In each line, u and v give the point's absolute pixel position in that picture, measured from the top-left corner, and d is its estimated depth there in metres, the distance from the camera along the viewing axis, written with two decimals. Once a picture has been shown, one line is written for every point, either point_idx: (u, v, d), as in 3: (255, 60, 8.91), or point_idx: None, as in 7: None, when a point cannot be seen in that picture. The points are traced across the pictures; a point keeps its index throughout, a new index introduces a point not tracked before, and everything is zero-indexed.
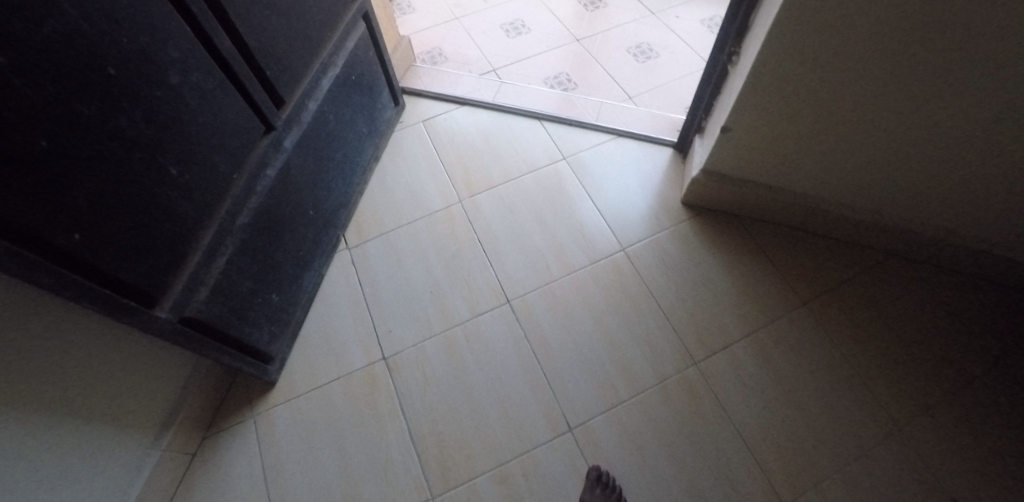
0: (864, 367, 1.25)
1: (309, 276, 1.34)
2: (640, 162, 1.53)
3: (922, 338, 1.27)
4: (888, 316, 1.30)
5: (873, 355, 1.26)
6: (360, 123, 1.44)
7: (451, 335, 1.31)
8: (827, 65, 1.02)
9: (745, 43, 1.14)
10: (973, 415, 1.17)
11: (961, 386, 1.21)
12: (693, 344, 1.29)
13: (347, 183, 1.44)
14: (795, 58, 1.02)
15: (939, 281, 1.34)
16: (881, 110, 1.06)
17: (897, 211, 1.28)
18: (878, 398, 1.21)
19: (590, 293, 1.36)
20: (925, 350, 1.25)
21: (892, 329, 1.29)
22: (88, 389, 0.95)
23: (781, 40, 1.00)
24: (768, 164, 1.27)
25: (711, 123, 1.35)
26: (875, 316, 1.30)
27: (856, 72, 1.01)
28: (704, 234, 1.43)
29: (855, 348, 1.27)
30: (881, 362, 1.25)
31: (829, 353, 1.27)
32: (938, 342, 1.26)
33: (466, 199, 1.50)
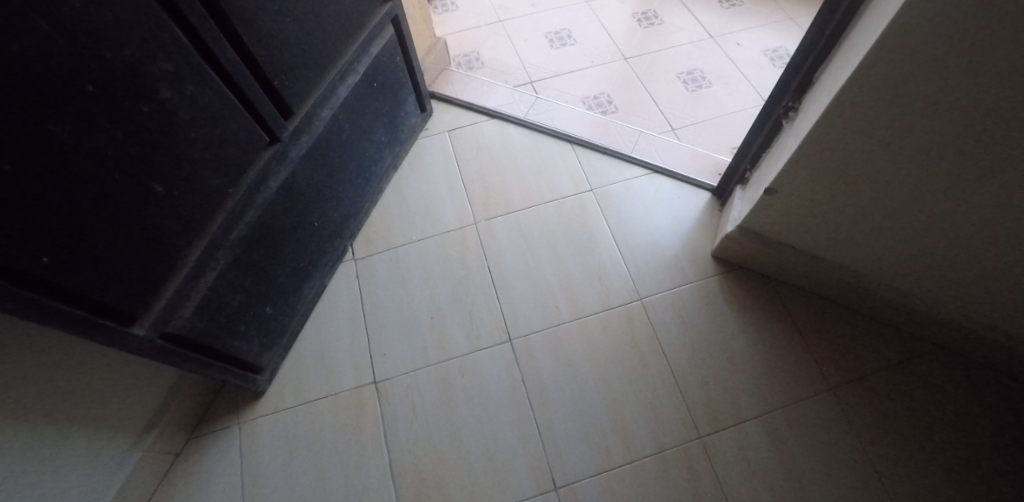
0: (887, 469, 1.11)
1: (310, 288, 1.29)
2: (673, 205, 1.42)
3: (958, 445, 1.13)
4: (922, 414, 1.16)
5: (898, 457, 1.12)
6: (378, 131, 1.38)
7: (446, 367, 1.24)
8: (886, 142, 0.89)
9: (804, 101, 1.02)
10: None
11: None
12: (701, 415, 1.18)
13: (360, 192, 1.38)
14: (854, 129, 0.90)
15: (990, 380, 1.19)
16: (948, 198, 0.92)
17: (954, 303, 1.13)
18: None
19: (597, 342, 1.26)
20: (959, 460, 1.11)
21: (925, 430, 1.15)
22: (61, 390, 0.92)
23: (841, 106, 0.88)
24: (815, 232, 1.14)
25: (755, 177, 1.22)
26: (908, 412, 1.17)
27: (918, 152, 0.88)
28: (730, 293, 1.31)
29: (881, 445, 1.14)
30: (906, 466, 1.11)
31: (852, 447, 1.14)
32: (975, 453, 1.12)
33: (481, 222, 1.42)
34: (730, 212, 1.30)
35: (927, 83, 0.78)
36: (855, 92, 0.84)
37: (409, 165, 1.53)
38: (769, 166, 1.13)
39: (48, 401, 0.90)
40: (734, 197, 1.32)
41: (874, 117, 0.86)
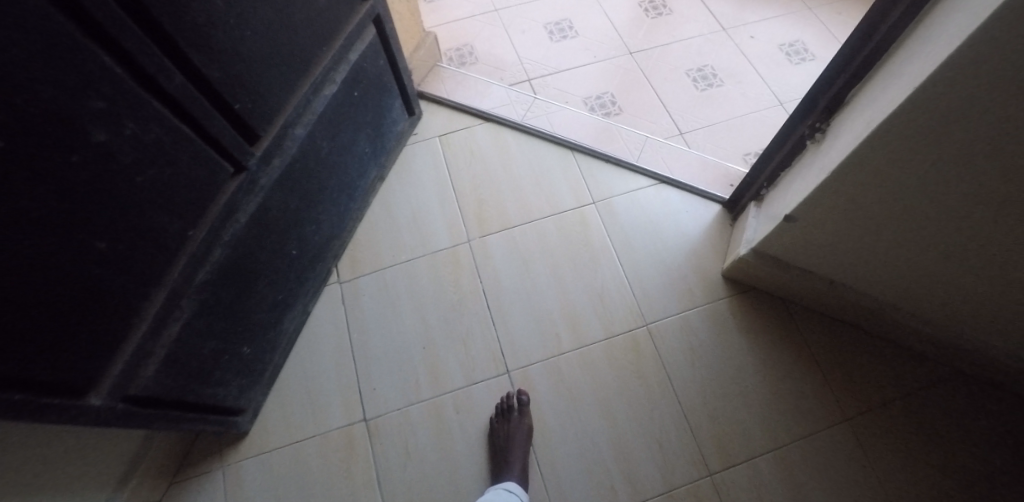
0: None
1: (291, 318, 1.20)
2: (681, 220, 1.32)
3: (974, 480, 1.05)
4: (941, 447, 1.08)
5: (916, 493, 1.04)
6: (361, 142, 1.26)
7: (440, 402, 1.17)
8: (925, 183, 0.78)
9: (832, 123, 0.91)
10: None
11: None
12: (710, 452, 1.10)
13: (343, 210, 1.27)
14: (888, 166, 0.79)
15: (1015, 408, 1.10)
16: (990, 244, 0.82)
17: (979, 334, 1.02)
18: None
19: (599, 372, 1.17)
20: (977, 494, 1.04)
21: (941, 466, 1.06)
22: (34, 472, 0.80)
23: (877, 142, 0.77)
24: (838, 261, 1.04)
25: (773, 196, 1.12)
26: (926, 445, 1.08)
27: (962, 191, 0.76)
28: (741, 317, 1.22)
29: (899, 480, 1.05)
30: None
31: (868, 484, 1.06)
32: (995, 487, 1.04)
33: (475, 240, 1.33)
34: (743, 231, 1.21)
35: (980, 129, 0.67)
36: (899, 126, 0.74)
37: (396, 176, 1.41)
38: (792, 189, 1.02)
39: (24, 489, 0.79)
40: (748, 214, 1.22)
41: (913, 150, 0.75)
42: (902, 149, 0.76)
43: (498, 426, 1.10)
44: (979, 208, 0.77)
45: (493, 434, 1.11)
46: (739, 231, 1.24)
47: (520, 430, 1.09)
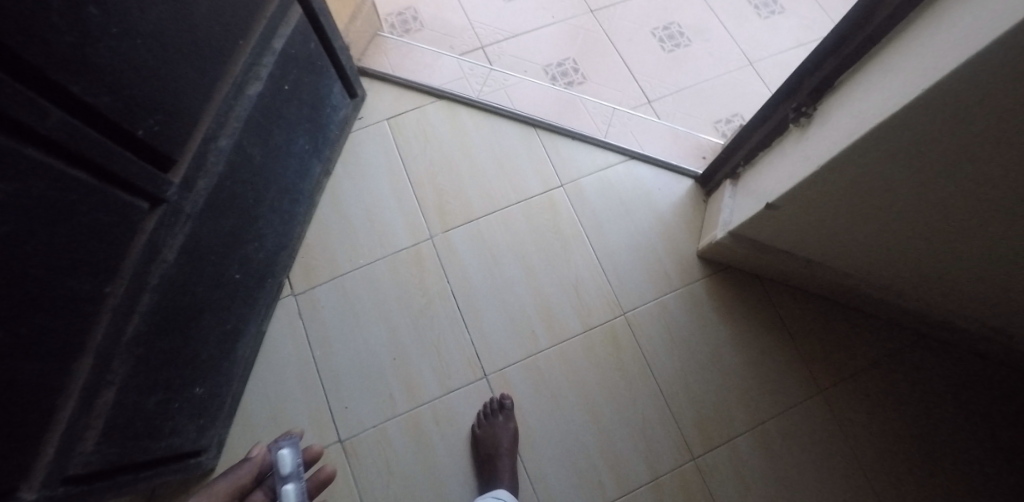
0: (873, 468, 1.08)
1: (245, 343, 1.09)
2: (653, 198, 1.26)
3: (935, 437, 1.10)
4: (906, 408, 1.12)
5: (883, 456, 1.09)
6: (299, 140, 1.11)
7: (418, 415, 1.11)
8: (916, 190, 0.74)
9: (820, 108, 0.85)
10: None
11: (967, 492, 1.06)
12: (693, 436, 1.11)
13: (288, 216, 1.14)
14: (875, 170, 0.74)
15: (973, 365, 1.15)
16: (974, 242, 0.79)
17: (941, 303, 1.03)
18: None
19: (579, 369, 1.14)
20: (938, 451, 1.09)
21: (906, 426, 1.11)
22: None
23: (868, 147, 0.71)
24: (816, 246, 1.01)
25: (750, 178, 1.06)
26: (892, 408, 1.12)
27: (948, 198, 0.72)
28: (717, 298, 1.20)
29: (869, 444, 1.10)
30: (890, 464, 1.08)
31: (840, 451, 1.09)
32: (954, 443, 1.09)
33: (438, 235, 1.23)
34: (718, 212, 1.16)
35: (977, 149, 0.62)
36: (888, 132, 0.68)
37: (343, 168, 1.27)
38: (772, 173, 0.97)
39: None
40: (723, 193, 1.17)
41: (902, 156, 0.70)
42: (895, 155, 0.70)
43: (484, 433, 1.06)
44: (965, 215, 0.74)
45: (478, 442, 1.06)
46: (714, 210, 1.19)
47: (506, 433, 1.06)
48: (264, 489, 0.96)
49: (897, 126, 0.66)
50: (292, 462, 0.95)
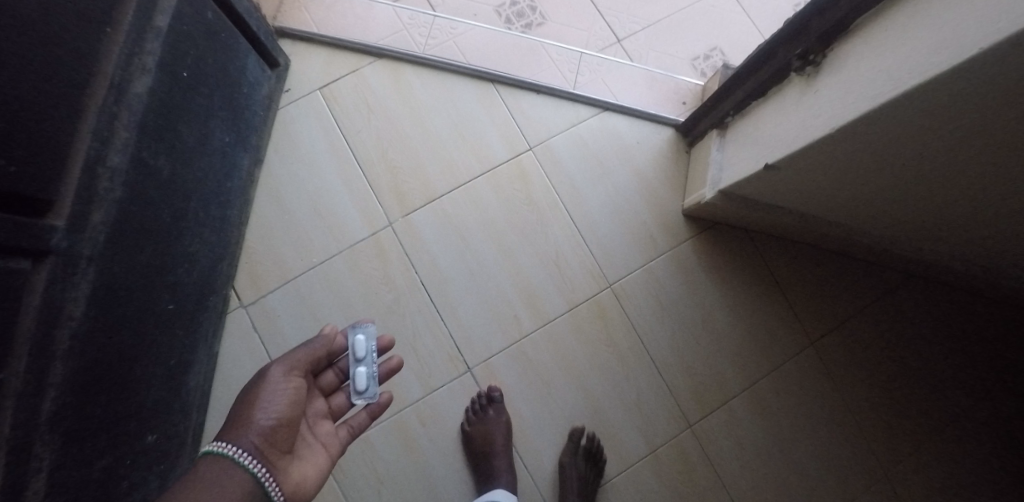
0: (861, 412, 1.09)
1: (197, 370, 0.98)
2: (632, 154, 1.14)
3: (919, 375, 1.11)
4: (892, 350, 1.12)
5: (870, 399, 1.10)
6: (217, 132, 0.93)
7: (402, 419, 1.03)
8: (941, 162, 0.64)
9: (819, 59, 0.73)
10: (960, 458, 1.07)
11: (949, 424, 1.09)
12: (688, 404, 1.08)
13: (220, 224, 0.99)
14: (892, 142, 0.65)
15: (956, 300, 1.14)
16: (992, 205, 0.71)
17: (933, 251, 0.99)
18: (868, 445, 1.08)
19: (568, 350, 1.07)
20: (921, 388, 1.10)
21: (892, 369, 1.11)
22: None
23: (882, 121, 0.62)
24: (813, 204, 0.93)
25: (742, 131, 0.96)
26: (878, 352, 1.12)
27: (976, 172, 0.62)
28: (704, 258, 1.13)
29: (857, 390, 1.10)
30: (875, 406, 1.10)
31: (829, 400, 1.10)
32: (937, 379, 1.11)
33: (399, 220, 1.09)
34: (705, 168, 1.06)
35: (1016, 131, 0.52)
36: (907, 109, 0.57)
37: (278, 154, 1.11)
38: (764, 129, 0.87)
39: None
40: (709, 146, 1.06)
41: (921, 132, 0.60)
42: (916, 130, 0.60)
43: (474, 431, 0.99)
44: (992, 183, 0.65)
45: (469, 441, 1.00)
46: (701, 164, 1.08)
47: (499, 429, 0.99)
48: (335, 369, 0.81)
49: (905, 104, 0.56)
50: (365, 347, 0.81)
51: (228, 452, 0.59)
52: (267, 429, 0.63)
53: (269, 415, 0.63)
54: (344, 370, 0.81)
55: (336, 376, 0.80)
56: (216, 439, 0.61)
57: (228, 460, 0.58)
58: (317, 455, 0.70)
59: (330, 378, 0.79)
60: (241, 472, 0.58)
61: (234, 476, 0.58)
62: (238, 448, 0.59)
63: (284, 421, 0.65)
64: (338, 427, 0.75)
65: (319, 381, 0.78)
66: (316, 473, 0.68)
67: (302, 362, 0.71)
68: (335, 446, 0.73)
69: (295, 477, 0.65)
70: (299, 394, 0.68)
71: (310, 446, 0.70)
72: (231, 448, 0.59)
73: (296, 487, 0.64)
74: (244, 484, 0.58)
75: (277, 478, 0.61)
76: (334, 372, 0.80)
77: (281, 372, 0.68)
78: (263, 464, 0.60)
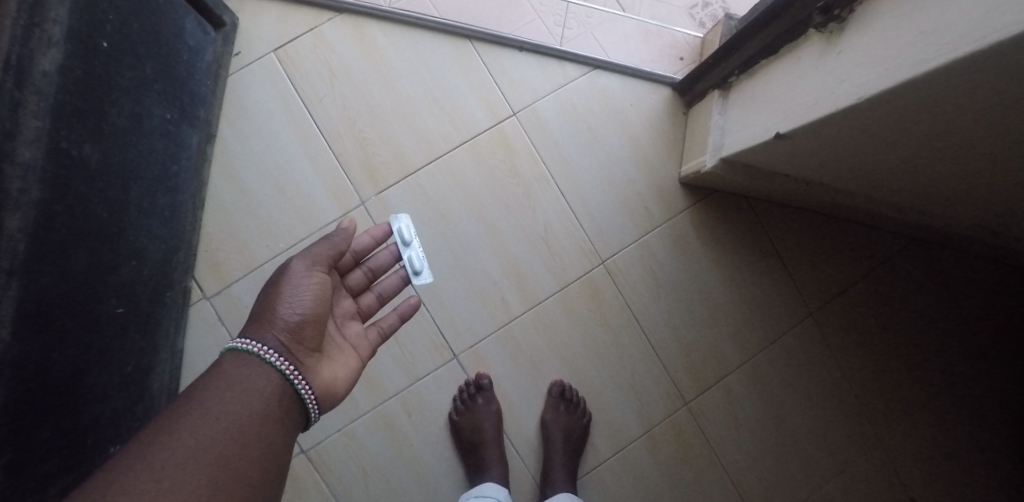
0: (857, 379, 1.07)
1: (160, 371, 0.92)
2: (625, 118, 1.04)
3: (915, 340, 1.08)
4: (890, 316, 1.09)
5: (866, 365, 1.08)
6: (155, 109, 0.82)
7: (386, 411, 0.98)
8: (988, 132, 0.56)
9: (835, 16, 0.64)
10: (953, 419, 1.06)
11: (943, 386, 1.07)
12: (684, 382, 1.04)
13: (170, 213, 0.89)
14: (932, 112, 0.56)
15: (955, 262, 1.10)
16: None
17: (945, 219, 0.93)
18: (863, 411, 1.06)
19: (559, 333, 1.01)
20: (916, 352, 1.08)
21: (889, 334, 1.08)
22: None
23: (916, 93, 0.53)
24: (824, 173, 0.85)
25: (747, 94, 0.86)
26: (876, 318, 1.09)
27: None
28: (702, 229, 1.06)
29: (854, 357, 1.08)
30: (871, 373, 1.08)
31: (826, 368, 1.07)
32: (932, 343, 1.08)
33: (372, 199, 1.00)
34: (704, 133, 0.97)
35: None
36: (950, 80, 0.49)
37: (231, 128, 1.00)
38: (777, 93, 0.77)
39: None
40: (709, 109, 0.97)
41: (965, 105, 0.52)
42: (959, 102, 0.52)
43: (464, 422, 0.95)
44: None
45: (458, 432, 0.96)
46: (700, 128, 0.99)
47: (489, 418, 0.96)
48: (363, 269, 0.77)
49: (948, 77, 0.48)
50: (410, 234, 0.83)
51: (252, 349, 0.56)
52: (295, 325, 0.59)
53: (296, 313, 0.59)
54: (372, 270, 0.78)
55: (364, 277, 0.77)
56: (237, 337, 0.58)
57: (254, 357, 0.55)
58: (348, 354, 0.67)
59: (358, 277, 0.76)
60: (268, 371, 0.55)
61: (262, 372, 0.55)
62: (263, 346, 0.56)
63: (313, 318, 0.61)
64: (367, 328, 0.73)
65: (348, 281, 0.75)
66: (347, 373, 0.65)
67: (329, 257, 0.66)
68: (365, 348, 0.70)
69: (327, 375, 0.62)
70: (325, 293, 0.63)
71: (342, 345, 0.67)
72: (256, 346, 0.56)
73: (329, 386, 0.61)
74: (273, 381, 0.55)
75: (311, 375, 0.58)
76: (362, 271, 0.77)
77: (303, 268, 0.63)
78: (290, 362, 0.57)
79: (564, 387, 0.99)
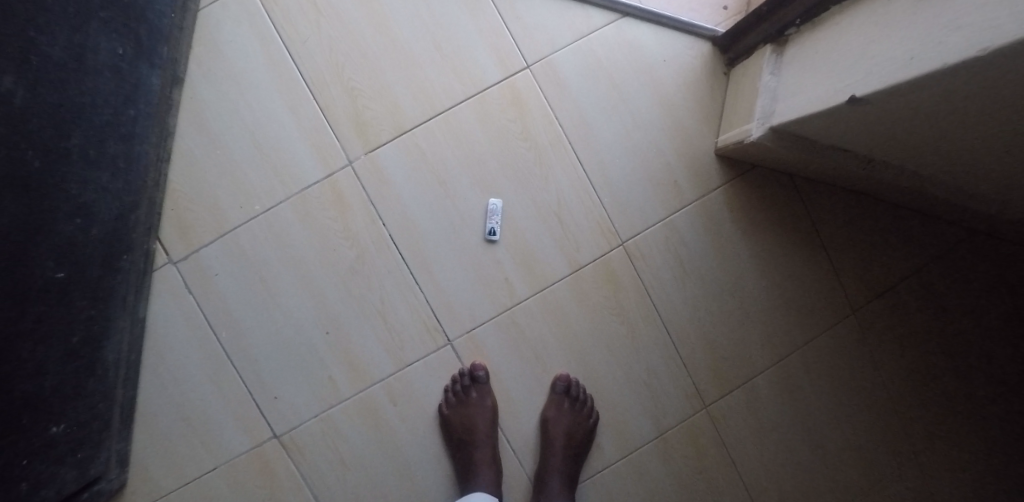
0: (896, 387, 0.95)
1: (115, 343, 0.82)
2: (656, 77, 0.90)
3: (966, 347, 0.95)
4: (940, 320, 0.95)
5: (908, 372, 0.95)
6: (102, 42, 0.68)
7: (369, 397, 0.88)
8: None
9: None
10: (999, 436, 0.94)
11: (993, 400, 0.95)
12: (706, 382, 0.92)
13: (126, 165, 0.77)
14: None
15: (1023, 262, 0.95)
16: None
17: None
18: (899, 423, 0.94)
19: (568, 321, 0.89)
20: (966, 361, 0.95)
21: (937, 341, 0.95)
22: None
23: None
24: (898, 148, 0.71)
25: (812, 49, 0.72)
26: (926, 322, 0.95)
27: None
28: (736, 211, 0.92)
29: (896, 363, 0.95)
30: (912, 381, 0.95)
31: (863, 374, 0.95)
32: (986, 352, 0.95)
33: (361, 158, 0.87)
34: (751, 96, 0.82)
35: None
36: None
37: (202, 71, 0.87)
38: (855, 48, 0.63)
39: None
40: (758, 68, 0.82)
41: None
42: None
43: (454, 415, 0.85)
44: None
45: (448, 425, 0.86)
46: (746, 90, 0.84)
47: (482, 412, 0.86)
48: None
49: None
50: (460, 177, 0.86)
51: None
52: None
53: None
54: None
55: None
56: None
57: None
58: None
59: None
60: None
61: None
62: None
63: None
64: None
65: None
66: None
67: None
68: None
69: None
70: None
71: None
72: None
73: None
74: None
75: None
76: None
77: None
78: None
79: (570, 382, 0.88)
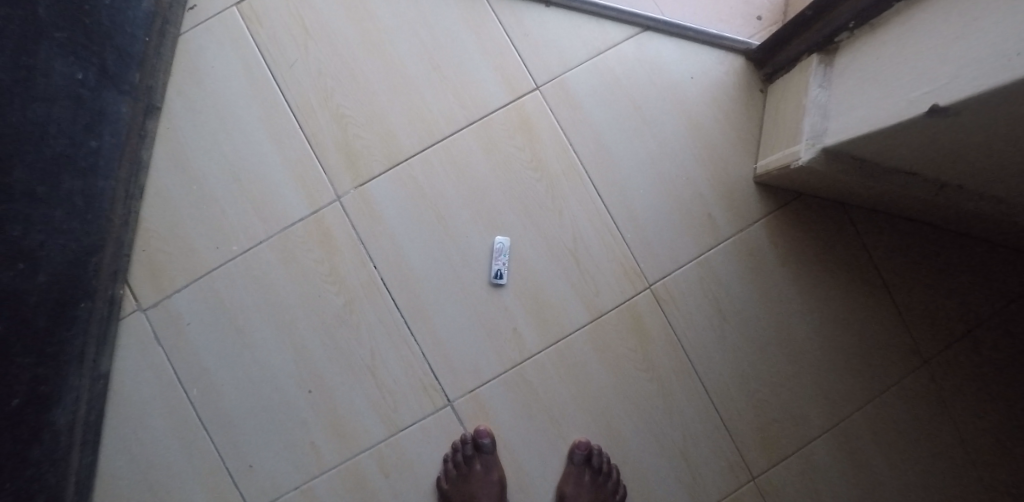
0: (985, 456, 0.79)
1: (69, 403, 0.71)
2: (683, 97, 0.79)
3: None
4: None
5: (998, 438, 0.79)
6: (55, 64, 0.60)
7: (357, 467, 0.76)
8: None
9: None
10: None
11: None
12: (753, 450, 0.78)
13: (86, 203, 0.68)
14: None
15: None
16: None
17: None
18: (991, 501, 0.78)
19: (588, 377, 0.76)
20: None
21: None
22: None
23: None
24: (986, 173, 0.58)
25: (870, 56, 0.60)
26: (1017, 376, 0.79)
27: None
28: (782, 246, 0.79)
29: (982, 427, 0.79)
30: (1004, 448, 0.79)
31: (943, 440, 0.79)
32: None
33: (350, 193, 0.78)
34: (796, 113, 0.71)
35: None
36: None
37: (181, 100, 0.80)
38: (930, 45, 0.51)
39: None
40: (802, 82, 0.71)
41: None
42: None
43: (456, 490, 0.73)
44: None
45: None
46: (789, 108, 0.73)
47: (489, 487, 0.73)
48: None
49: None
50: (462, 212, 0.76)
51: None
52: None
53: None
54: None
55: None
56: None
57: None
58: None
59: None
60: None
61: None
62: None
63: None
64: None
65: None
66: None
67: None
68: None
69: None
70: None
71: None
72: None
73: None
74: None
75: None
76: None
77: None
78: None
79: (591, 450, 0.75)
